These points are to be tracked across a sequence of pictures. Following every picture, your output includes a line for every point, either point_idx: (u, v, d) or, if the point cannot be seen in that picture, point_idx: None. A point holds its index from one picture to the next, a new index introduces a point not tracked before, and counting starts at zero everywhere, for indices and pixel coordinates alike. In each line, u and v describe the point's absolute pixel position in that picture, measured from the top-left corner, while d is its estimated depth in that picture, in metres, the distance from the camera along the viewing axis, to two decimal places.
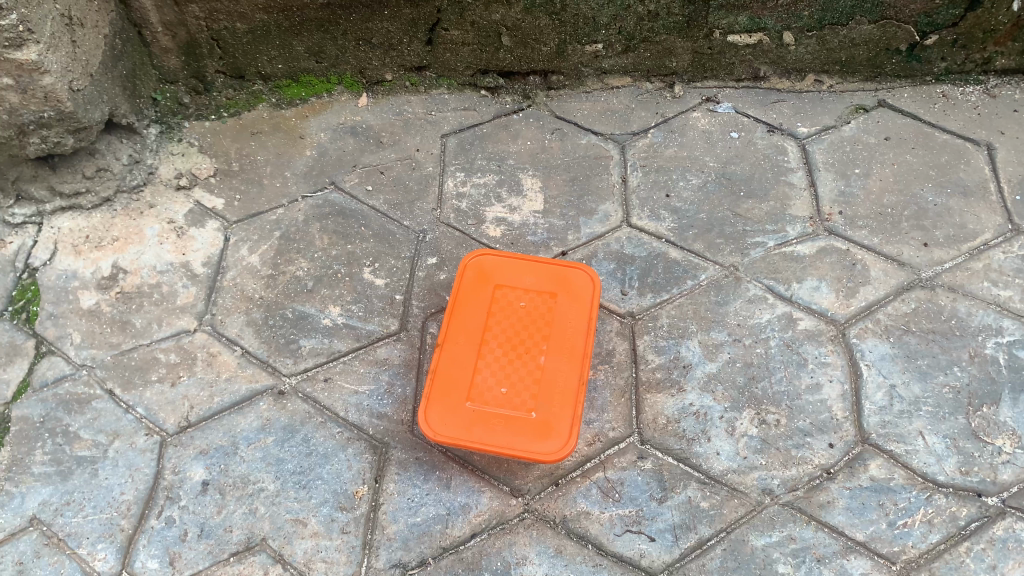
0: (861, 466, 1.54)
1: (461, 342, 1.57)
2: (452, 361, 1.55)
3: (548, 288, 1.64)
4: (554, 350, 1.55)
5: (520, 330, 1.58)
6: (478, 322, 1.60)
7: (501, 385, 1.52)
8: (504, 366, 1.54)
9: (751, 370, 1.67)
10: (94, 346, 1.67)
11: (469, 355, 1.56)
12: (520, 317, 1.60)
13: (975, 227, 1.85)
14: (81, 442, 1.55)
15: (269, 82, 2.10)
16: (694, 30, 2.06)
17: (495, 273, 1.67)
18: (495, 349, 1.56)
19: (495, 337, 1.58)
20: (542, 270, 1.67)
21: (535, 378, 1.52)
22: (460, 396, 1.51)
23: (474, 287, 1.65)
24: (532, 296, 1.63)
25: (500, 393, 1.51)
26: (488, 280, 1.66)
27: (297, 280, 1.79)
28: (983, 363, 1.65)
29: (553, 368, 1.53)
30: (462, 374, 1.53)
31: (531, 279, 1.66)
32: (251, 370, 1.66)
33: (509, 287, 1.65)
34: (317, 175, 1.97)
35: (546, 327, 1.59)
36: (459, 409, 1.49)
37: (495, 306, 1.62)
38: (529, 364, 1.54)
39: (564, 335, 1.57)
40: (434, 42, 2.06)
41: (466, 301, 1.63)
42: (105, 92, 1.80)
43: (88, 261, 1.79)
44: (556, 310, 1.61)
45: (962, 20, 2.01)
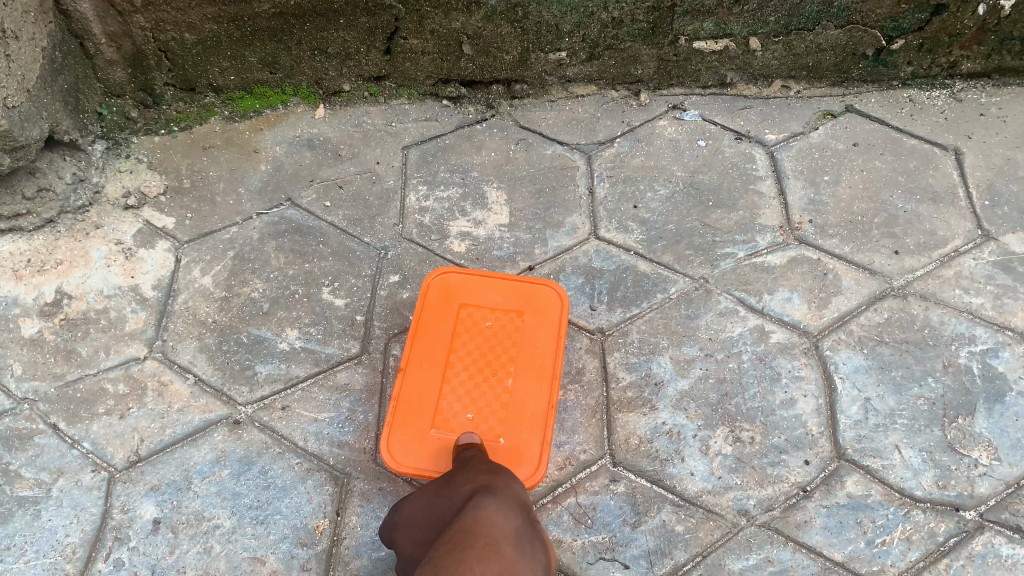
0: (838, 482, 1.51)
1: (426, 365, 1.51)
2: (416, 385, 1.49)
3: (515, 306, 1.59)
4: (521, 372, 1.50)
5: (486, 350, 1.53)
6: (443, 342, 1.54)
7: (469, 409, 1.46)
8: (470, 391, 1.48)
9: (724, 386, 1.63)
10: (37, 378, 1.59)
11: (434, 379, 1.50)
12: (486, 337, 1.54)
13: (945, 233, 1.83)
14: (22, 481, 1.47)
15: (221, 94, 2.02)
16: (659, 37, 2.01)
17: (461, 290, 1.61)
18: (461, 372, 1.50)
19: (460, 359, 1.52)
20: (507, 288, 1.61)
21: (503, 402, 1.47)
22: (424, 423, 1.45)
23: (438, 306, 1.59)
24: (498, 316, 1.57)
25: (467, 420, 1.45)
26: (454, 299, 1.60)
27: (253, 302, 1.72)
28: (957, 374, 1.63)
29: (523, 390, 1.48)
30: (428, 399, 1.47)
31: (497, 298, 1.60)
32: (205, 400, 1.58)
33: (475, 306, 1.59)
34: (273, 191, 1.90)
35: (513, 347, 1.53)
36: (423, 439, 1.44)
37: (460, 325, 1.56)
38: (496, 387, 1.49)
39: (533, 356, 1.52)
40: (393, 51, 1.99)
41: (429, 321, 1.57)
42: (44, 108, 1.71)
43: (29, 287, 1.70)
44: (524, 330, 1.56)
45: (928, 24, 1.98)
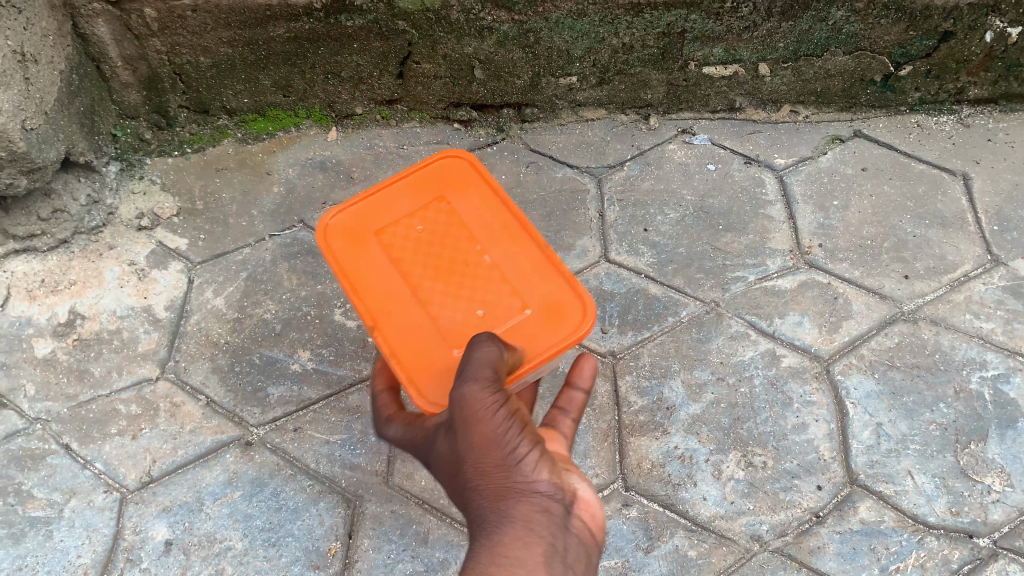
0: (851, 508, 1.51)
1: (375, 269, 1.27)
2: (377, 267, 1.27)
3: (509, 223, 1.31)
4: (509, 251, 1.29)
5: (455, 245, 1.30)
6: (395, 243, 1.30)
7: (448, 305, 1.24)
8: (440, 298, 1.24)
9: (736, 410, 1.63)
10: (50, 398, 1.60)
11: (392, 277, 1.26)
12: (464, 241, 1.30)
13: (955, 258, 1.83)
14: (35, 501, 1.48)
15: (234, 116, 2.04)
16: (669, 62, 2.01)
17: (418, 178, 1.37)
18: (429, 275, 1.27)
19: (432, 255, 1.29)
20: (462, 164, 1.38)
21: (491, 283, 1.26)
22: (398, 326, 1.22)
23: (419, 188, 1.36)
24: (468, 195, 1.35)
25: (451, 321, 1.23)
26: (425, 187, 1.36)
27: (265, 323, 1.72)
28: (969, 399, 1.63)
29: (514, 269, 1.27)
30: (393, 302, 1.24)
31: (467, 190, 1.35)
32: (217, 422, 1.59)
33: (436, 196, 1.35)
34: (286, 213, 1.90)
35: (488, 232, 1.31)
36: (400, 342, 1.21)
37: (416, 220, 1.33)
38: (478, 273, 1.27)
39: (518, 288, 1.25)
40: (405, 75, 2.00)
41: (379, 218, 1.33)
42: (61, 130, 1.72)
43: (43, 307, 1.71)
44: (506, 211, 1.33)
45: (936, 51, 1.99)
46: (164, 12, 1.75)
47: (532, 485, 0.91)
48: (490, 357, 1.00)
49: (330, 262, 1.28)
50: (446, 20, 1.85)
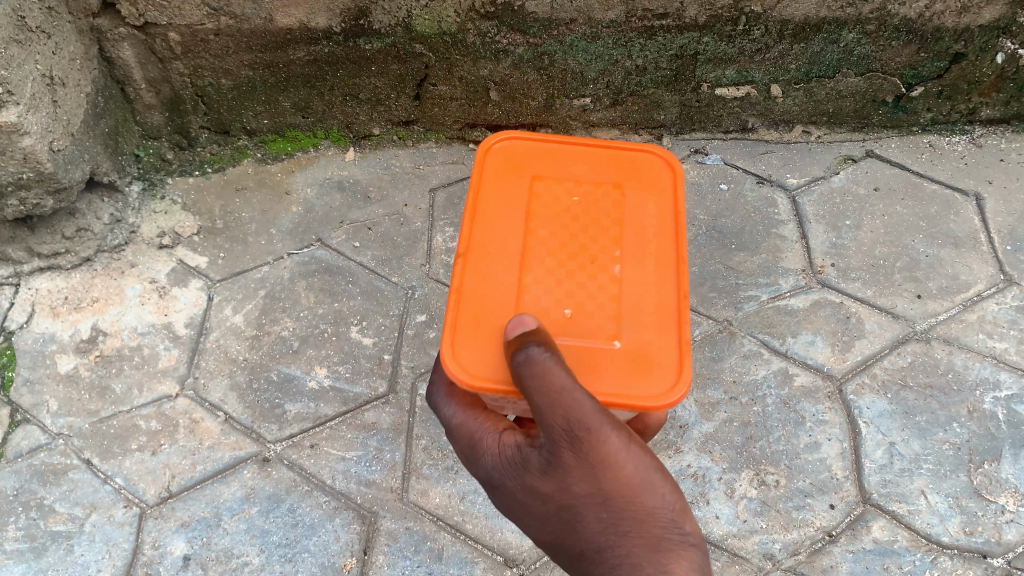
0: (864, 527, 1.51)
1: (503, 204, 1.19)
2: (502, 215, 1.17)
3: (660, 251, 1.15)
4: (643, 275, 1.13)
5: (587, 229, 1.16)
6: (541, 198, 1.19)
7: (541, 288, 1.12)
8: (551, 279, 1.12)
9: (749, 429, 1.64)
10: (72, 414, 1.63)
11: (512, 227, 1.16)
12: (600, 233, 1.16)
13: (968, 277, 1.84)
14: (56, 516, 1.51)
15: (254, 137, 2.08)
16: (681, 84, 2.03)
17: (616, 159, 1.24)
18: (550, 250, 1.14)
19: (558, 225, 1.17)
20: (661, 166, 1.24)
21: (604, 296, 1.12)
22: (484, 271, 1.13)
23: (643, 183, 1.22)
24: (647, 199, 1.20)
25: (532, 306, 1.10)
26: (608, 169, 1.23)
27: (283, 340, 1.75)
28: (982, 419, 1.63)
29: (637, 296, 1.12)
30: (493, 247, 1.15)
31: (649, 194, 1.21)
32: (235, 438, 1.61)
33: (611, 180, 1.22)
34: (304, 232, 1.93)
35: (632, 242, 1.16)
36: (473, 284, 1.12)
37: (572, 186, 1.21)
38: (597, 275, 1.13)
39: (630, 310, 1.11)
40: (422, 97, 2.03)
41: (543, 163, 1.23)
42: (87, 151, 1.76)
43: (66, 323, 1.75)
44: (664, 241, 1.16)
45: (947, 72, 2.00)
46: (188, 35, 1.80)
47: (680, 533, 0.84)
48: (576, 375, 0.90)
49: (475, 168, 1.22)
50: (463, 43, 1.87)
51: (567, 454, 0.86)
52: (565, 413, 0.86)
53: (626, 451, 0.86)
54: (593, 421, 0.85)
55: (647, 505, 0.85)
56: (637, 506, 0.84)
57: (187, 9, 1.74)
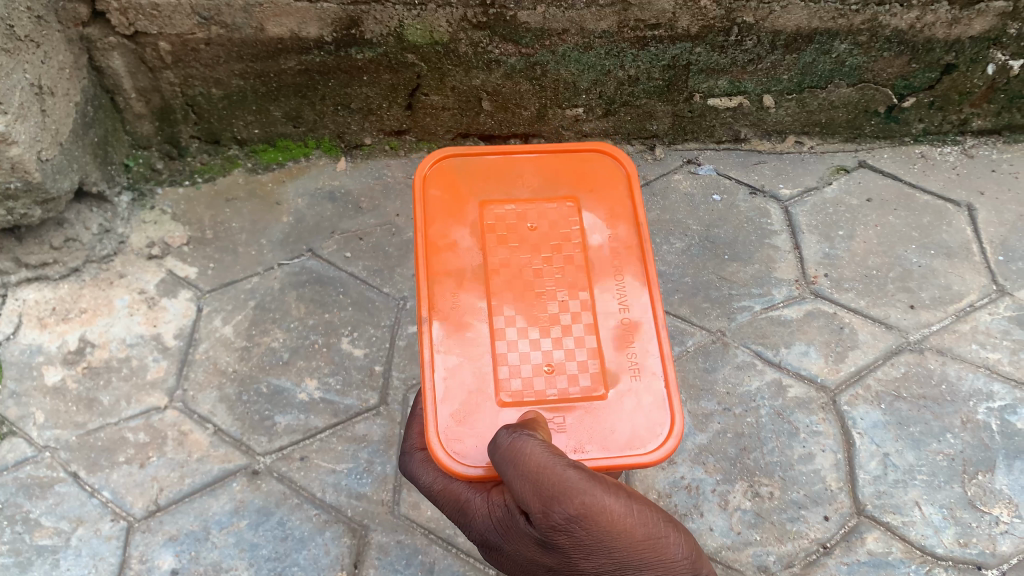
0: (858, 539, 1.51)
1: (461, 246, 1.30)
2: (465, 243, 1.30)
3: (622, 266, 1.31)
4: (613, 300, 1.29)
5: (556, 265, 1.31)
6: (498, 224, 1.32)
7: (513, 330, 1.25)
8: (520, 306, 1.27)
9: (742, 440, 1.63)
10: (58, 426, 1.61)
11: (477, 258, 1.30)
12: (565, 255, 1.32)
13: (960, 288, 1.84)
14: (42, 530, 1.49)
15: (245, 146, 2.06)
16: (674, 94, 2.03)
17: (565, 171, 1.38)
18: (515, 275, 1.29)
19: (522, 251, 1.31)
20: (616, 175, 1.39)
21: (578, 328, 1.27)
22: (454, 330, 1.24)
23: (589, 194, 1.37)
24: (598, 209, 1.36)
25: (508, 354, 1.24)
26: (560, 182, 1.38)
27: (273, 351, 1.73)
28: (976, 430, 1.63)
29: (611, 323, 1.27)
30: (462, 298, 1.26)
31: (600, 202, 1.37)
32: (224, 450, 1.59)
33: (564, 196, 1.36)
34: (295, 242, 1.92)
35: (596, 266, 1.31)
36: (446, 344, 1.23)
37: (529, 211, 1.35)
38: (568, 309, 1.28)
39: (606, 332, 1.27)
40: (414, 106, 2.02)
41: (492, 188, 1.36)
42: (75, 161, 1.75)
43: (54, 335, 1.73)
44: (626, 258, 1.32)
45: (938, 83, 2.00)
46: (178, 45, 1.79)
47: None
48: (559, 451, 0.88)
49: (420, 207, 1.32)
50: (455, 52, 1.87)
51: (562, 539, 0.79)
52: (552, 497, 0.81)
53: (631, 514, 0.78)
54: (587, 495, 0.79)
55: (667, 562, 0.77)
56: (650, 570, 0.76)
57: (177, 18, 1.73)
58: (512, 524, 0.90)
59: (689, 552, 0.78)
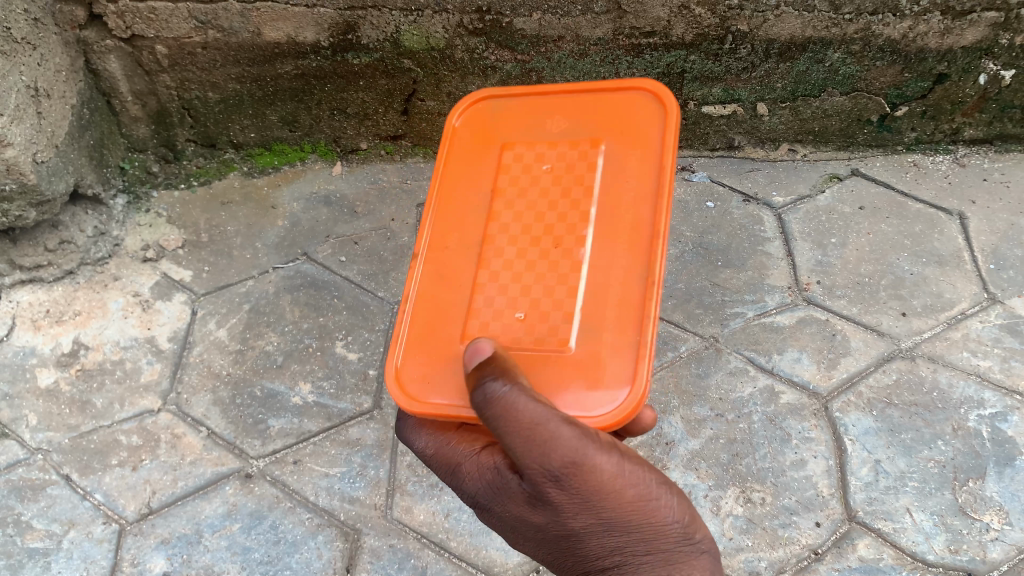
0: (850, 546, 1.51)
1: (472, 187, 1.24)
2: (472, 184, 1.25)
3: (628, 218, 1.13)
4: (614, 256, 1.11)
5: (559, 209, 1.17)
6: (509, 167, 1.24)
7: (495, 282, 1.15)
8: (511, 256, 1.17)
9: (735, 446, 1.64)
10: (51, 428, 1.61)
11: (480, 200, 1.23)
12: (563, 199, 1.18)
13: (952, 296, 1.85)
14: (33, 532, 1.49)
15: (241, 150, 2.07)
16: None
17: (600, 113, 1.23)
18: (508, 222, 1.19)
19: (518, 195, 1.21)
20: (650, 111, 1.21)
21: (563, 284, 1.12)
22: (441, 272, 1.19)
23: (616, 137, 1.20)
24: (624, 153, 1.18)
25: (484, 303, 1.15)
26: (593, 120, 1.23)
27: (267, 355, 1.73)
28: (967, 437, 1.64)
29: (603, 281, 1.10)
30: (456, 242, 1.21)
31: (626, 147, 1.19)
32: (217, 453, 1.59)
33: (592, 137, 1.21)
34: (290, 246, 1.92)
35: (600, 213, 1.15)
36: (426, 288, 1.19)
37: (548, 151, 1.23)
38: (562, 258, 1.13)
39: (593, 286, 1.11)
40: (410, 111, 2.02)
41: (518, 129, 1.27)
42: (70, 163, 1.75)
43: (47, 337, 1.73)
44: (637, 206, 1.13)
45: (930, 92, 2.02)
46: (175, 48, 1.80)
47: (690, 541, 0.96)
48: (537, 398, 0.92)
49: (448, 143, 1.30)
50: (450, 58, 1.88)
51: (555, 491, 0.92)
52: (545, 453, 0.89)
53: (623, 475, 0.92)
54: (579, 455, 0.90)
55: (655, 522, 0.95)
56: (641, 525, 0.94)
57: (175, 22, 1.74)
58: (503, 479, 0.99)
59: (682, 517, 0.96)
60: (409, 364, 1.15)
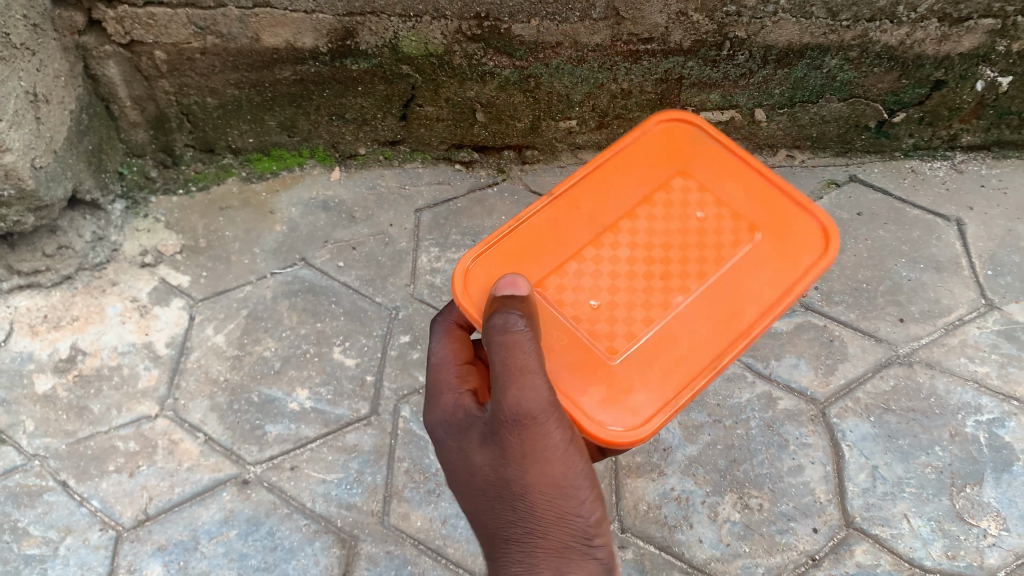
0: (846, 552, 1.52)
1: (640, 187, 1.30)
2: (625, 179, 1.30)
3: (725, 303, 1.20)
4: (699, 324, 1.19)
5: (673, 248, 1.25)
6: (684, 196, 1.29)
7: (595, 283, 1.23)
8: (616, 268, 1.24)
9: (732, 452, 1.64)
10: (48, 434, 1.61)
11: (633, 199, 1.29)
12: (671, 244, 1.26)
13: (949, 302, 1.85)
14: (30, 539, 1.49)
15: (239, 155, 2.07)
16: (667, 107, 2.04)
17: (778, 204, 1.26)
18: (625, 235, 1.26)
19: (634, 214, 1.27)
20: (796, 255, 1.22)
21: (643, 317, 1.20)
22: (552, 235, 1.25)
23: (750, 227, 1.25)
24: (758, 245, 1.23)
25: (583, 293, 1.22)
26: (764, 204, 1.27)
27: (264, 360, 1.73)
28: (964, 443, 1.64)
29: (676, 334, 1.18)
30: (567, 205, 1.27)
31: (764, 245, 1.23)
32: (215, 459, 1.60)
33: (754, 220, 1.25)
34: (288, 251, 1.92)
35: (715, 284, 1.21)
36: (532, 236, 1.25)
37: (705, 197, 1.28)
38: (655, 298, 1.21)
39: (665, 334, 1.19)
40: (409, 117, 2.02)
41: (707, 169, 1.30)
42: (69, 168, 1.75)
43: (45, 343, 1.73)
44: (735, 301, 1.20)
45: (928, 99, 2.02)
46: (173, 54, 1.80)
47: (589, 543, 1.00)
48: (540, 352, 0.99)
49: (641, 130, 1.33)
50: (449, 64, 1.88)
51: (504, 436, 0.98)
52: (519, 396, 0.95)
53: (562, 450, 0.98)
54: (541, 415, 0.96)
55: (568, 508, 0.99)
56: (556, 502, 0.99)
57: (174, 28, 1.75)
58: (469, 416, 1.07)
59: (592, 518, 1.00)
60: (480, 267, 1.22)
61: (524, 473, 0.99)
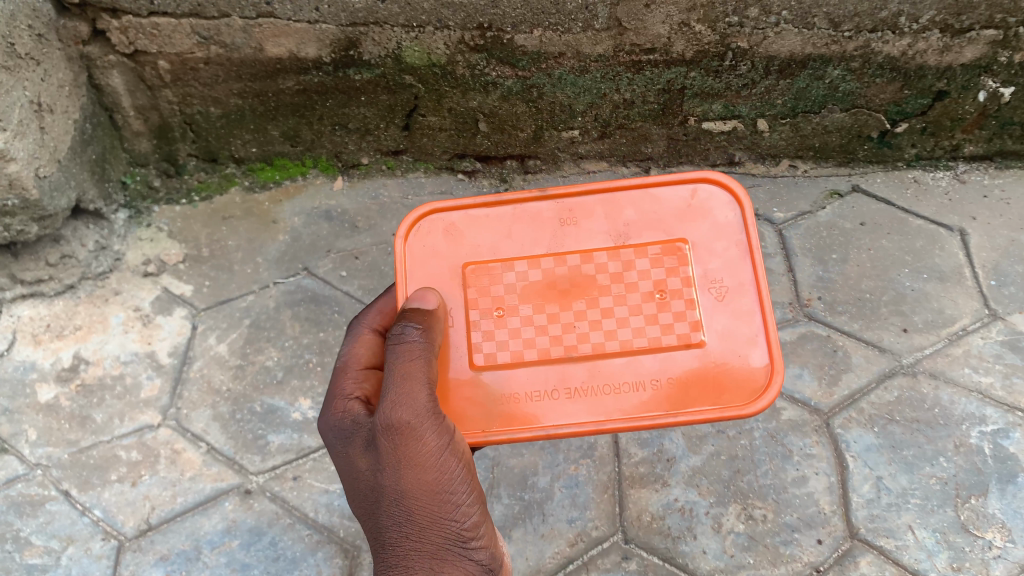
0: (851, 563, 1.53)
1: (645, 232, 1.29)
2: (638, 222, 1.29)
3: (605, 386, 1.22)
4: (574, 389, 1.22)
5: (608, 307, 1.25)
6: (661, 267, 1.27)
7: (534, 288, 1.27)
8: (557, 289, 1.27)
9: (736, 463, 1.64)
10: (51, 443, 1.63)
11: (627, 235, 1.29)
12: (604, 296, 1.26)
13: (952, 312, 1.85)
14: (32, 548, 1.53)
15: (242, 165, 2.06)
16: (669, 117, 2.03)
17: (732, 337, 1.23)
18: (587, 268, 1.27)
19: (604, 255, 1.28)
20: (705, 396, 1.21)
21: (545, 340, 1.25)
22: (546, 221, 1.30)
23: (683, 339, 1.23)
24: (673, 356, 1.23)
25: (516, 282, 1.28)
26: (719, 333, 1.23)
27: (266, 370, 1.73)
28: (968, 454, 1.63)
29: (552, 385, 1.22)
30: (571, 222, 1.29)
31: (676, 363, 1.22)
32: (217, 469, 1.61)
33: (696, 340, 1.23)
34: (291, 261, 1.92)
35: (612, 358, 1.23)
36: (530, 212, 1.30)
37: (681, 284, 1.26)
38: (563, 341, 1.24)
39: (542, 374, 1.23)
40: (412, 127, 2.02)
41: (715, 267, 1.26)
42: (73, 177, 1.75)
43: (47, 351, 1.74)
44: (611, 394, 1.21)
45: (929, 109, 2.01)
46: (177, 63, 1.81)
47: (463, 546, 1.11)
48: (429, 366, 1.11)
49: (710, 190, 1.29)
50: (451, 75, 1.88)
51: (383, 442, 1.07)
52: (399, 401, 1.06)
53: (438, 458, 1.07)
54: (417, 422, 1.06)
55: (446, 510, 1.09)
56: (431, 506, 1.09)
57: (177, 37, 1.75)
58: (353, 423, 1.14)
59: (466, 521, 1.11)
60: (443, 219, 1.32)
61: (400, 478, 1.07)
